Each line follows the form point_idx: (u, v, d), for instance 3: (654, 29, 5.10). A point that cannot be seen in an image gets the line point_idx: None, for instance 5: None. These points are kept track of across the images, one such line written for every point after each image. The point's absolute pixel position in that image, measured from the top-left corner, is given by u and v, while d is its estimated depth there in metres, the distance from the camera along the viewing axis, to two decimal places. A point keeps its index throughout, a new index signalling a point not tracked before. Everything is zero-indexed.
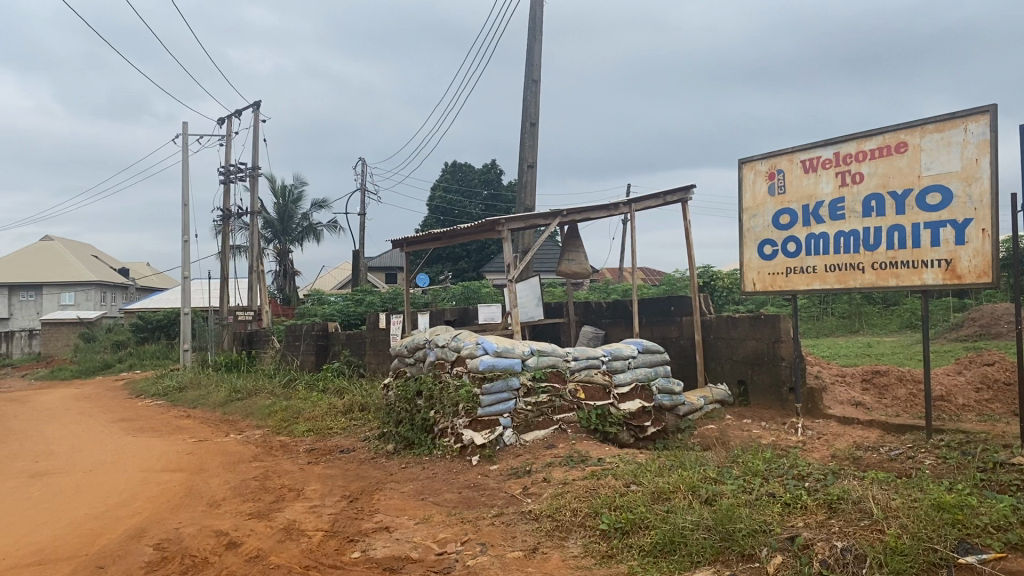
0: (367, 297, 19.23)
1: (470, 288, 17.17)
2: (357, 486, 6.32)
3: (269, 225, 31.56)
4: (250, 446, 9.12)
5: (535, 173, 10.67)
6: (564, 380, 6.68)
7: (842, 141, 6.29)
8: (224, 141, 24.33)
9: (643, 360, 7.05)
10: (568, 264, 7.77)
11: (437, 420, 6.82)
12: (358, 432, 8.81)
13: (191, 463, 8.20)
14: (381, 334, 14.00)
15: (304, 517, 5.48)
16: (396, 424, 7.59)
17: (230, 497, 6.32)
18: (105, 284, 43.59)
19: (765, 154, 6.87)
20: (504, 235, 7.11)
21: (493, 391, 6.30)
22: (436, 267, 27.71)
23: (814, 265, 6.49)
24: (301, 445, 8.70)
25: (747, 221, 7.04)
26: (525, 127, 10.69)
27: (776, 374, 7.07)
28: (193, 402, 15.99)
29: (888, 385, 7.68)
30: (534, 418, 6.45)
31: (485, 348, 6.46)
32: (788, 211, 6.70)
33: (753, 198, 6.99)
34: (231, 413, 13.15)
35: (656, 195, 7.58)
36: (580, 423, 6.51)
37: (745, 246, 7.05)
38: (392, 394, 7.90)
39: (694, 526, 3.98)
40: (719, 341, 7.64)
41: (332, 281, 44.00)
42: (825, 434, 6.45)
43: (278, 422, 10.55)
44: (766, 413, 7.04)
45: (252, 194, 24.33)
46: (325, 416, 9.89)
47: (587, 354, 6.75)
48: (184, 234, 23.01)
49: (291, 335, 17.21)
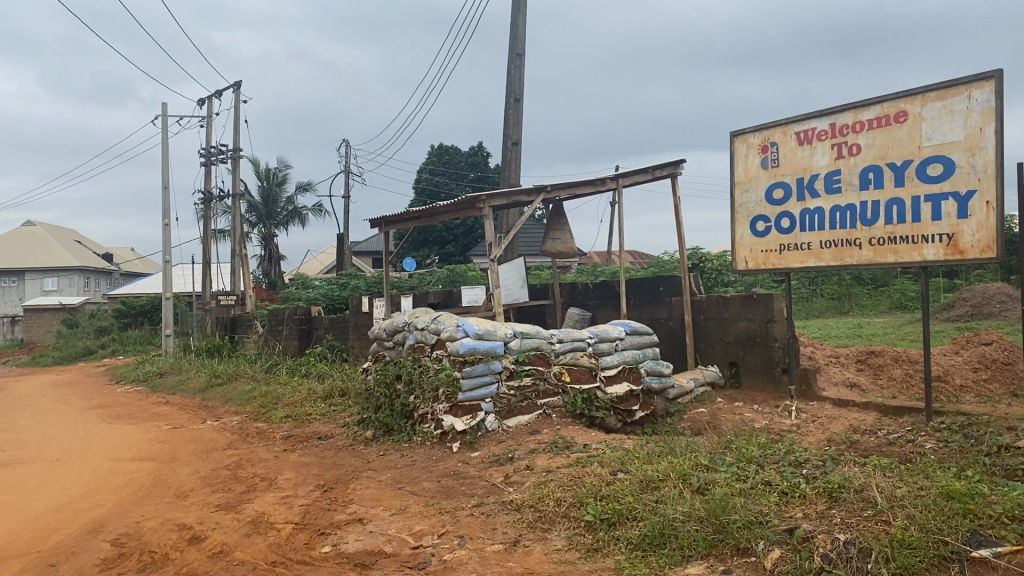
0: (351, 281, 18.90)
1: (455, 271, 16.84)
2: (332, 475, 6.04)
3: (253, 208, 31.12)
4: (226, 433, 8.82)
5: (520, 151, 10.36)
6: (548, 363, 6.36)
7: (838, 112, 6.00)
8: (205, 123, 23.85)
9: (630, 342, 6.78)
10: (554, 243, 7.45)
11: (417, 406, 6.54)
12: (337, 418, 8.53)
13: (163, 451, 7.90)
14: (364, 317, 13.68)
15: (274, 508, 5.20)
16: (375, 410, 7.31)
17: (198, 487, 6.03)
18: (90, 270, 43.07)
19: (757, 126, 6.59)
20: (486, 212, 6.78)
21: (474, 374, 6.00)
22: (422, 250, 27.36)
23: (809, 241, 6.22)
24: (278, 432, 8.40)
25: (739, 196, 6.77)
26: (509, 103, 10.36)
27: (769, 355, 6.80)
28: (173, 387, 15.66)
29: (883, 366, 7.45)
30: (517, 403, 6.18)
31: (465, 330, 6.13)
32: (781, 185, 6.42)
33: (745, 172, 6.71)
34: (211, 399, 12.85)
35: (644, 169, 7.27)
36: (566, 407, 6.22)
37: (737, 222, 6.78)
38: (371, 379, 7.61)
39: (685, 518, 3.71)
40: (710, 321, 7.33)
41: (318, 265, 43.60)
42: (819, 417, 6.21)
43: (256, 408, 10.26)
44: (759, 395, 6.79)
45: (233, 177, 23.91)
46: (304, 401, 9.60)
47: (573, 337, 6.47)
48: (164, 217, 22.58)
49: (274, 320, 16.92)
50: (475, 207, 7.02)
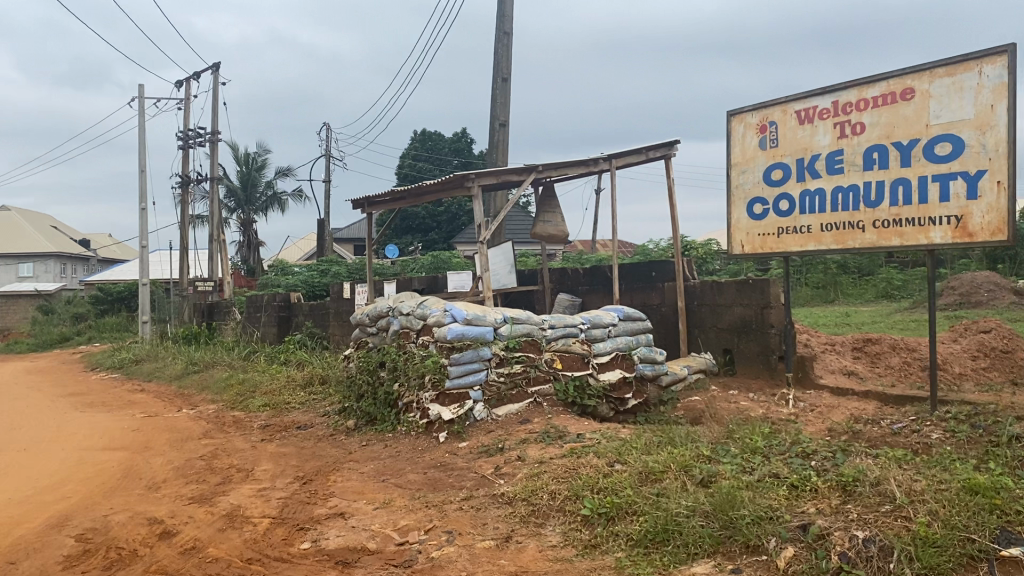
0: (332, 268, 18.56)
1: (439, 258, 16.54)
2: (312, 467, 5.77)
3: (232, 194, 30.64)
4: (202, 422, 8.52)
5: (508, 132, 10.09)
6: (540, 350, 6.15)
7: (841, 89, 5.78)
8: (182, 105, 23.37)
9: (623, 328, 6.57)
10: (545, 226, 7.20)
11: (402, 394, 6.29)
12: (317, 406, 8.25)
13: (136, 441, 7.59)
14: (345, 304, 13.38)
15: (250, 501, 4.92)
16: (357, 398, 7.05)
17: (171, 479, 5.74)
18: (66, 256, 42.37)
19: (755, 105, 6.36)
20: (475, 192, 6.52)
21: (463, 361, 5.73)
22: (405, 237, 27.02)
23: (809, 224, 5.99)
24: (256, 421, 8.11)
25: (735, 178, 6.53)
26: (497, 83, 10.09)
27: (765, 342, 6.57)
28: (149, 374, 15.31)
29: (880, 354, 7.26)
30: (507, 391, 5.94)
31: (453, 315, 5.88)
32: (780, 165, 6.19)
33: (742, 153, 6.48)
34: (187, 387, 12.52)
35: (638, 150, 7.02)
36: (557, 395, 6.00)
37: (733, 204, 6.55)
38: (353, 366, 7.35)
39: (689, 512, 3.48)
40: (703, 307, 7.09)
41: (299, 251, 43.14)
42: (818, 406, 6.01)
43: (234, 396, 9.95)
44: (754, 383, 6.56)
45: (212, 161, 23.45)
46: (283, 389, 9.32)
47: (564, 322, 6.25)
48: (141, 202, 22.12)
49: (253, 306, 16.60)
50: (462, 186, 6.75)
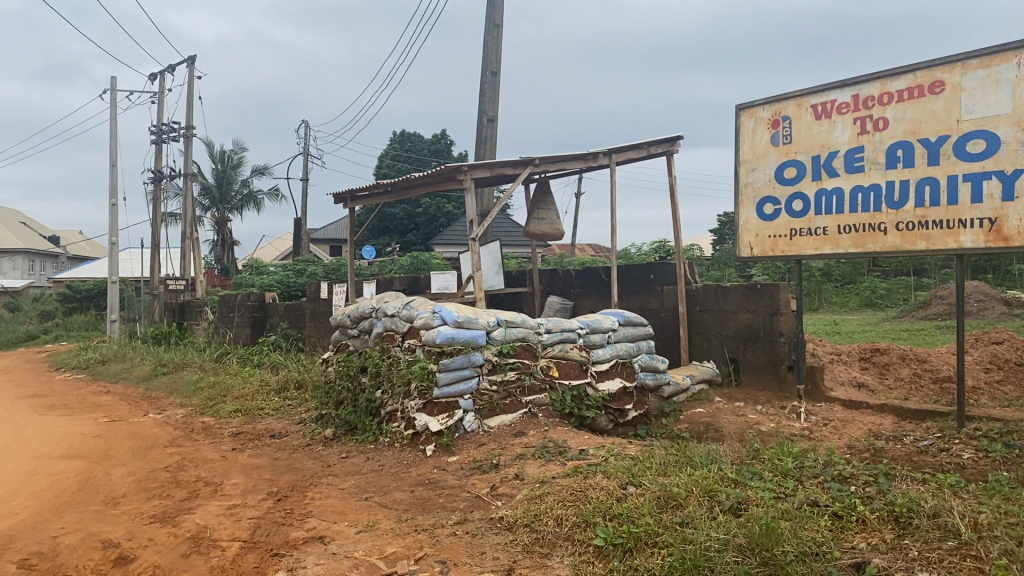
0: (309, 268, 18.01)
1: (419, 259, 16.04)
2: (287, 481, 5.29)
3: (206, 191, 29.94)
4: (168, 428, 7.99)
5: (496, 128, 9.66)
6: (535, 356, 5.65)
7: (862, 82, 5.40)
8: (156, 99, 22.72)
9: (624, 333, 6.12)
10: (538, 224, 6.78)
11: (385, 402, 5.83)
12: (292, 413, 7.75)
13: (96, 448, 7.05)
14: (322, 305, 12.87)
15: (218, 521, 4.44)
16: (337, 406, 6.59)
17: (132, 493, 5.23)
18: (33, 252, 41.40)
19: (767, 98, 5.97)
20: (467, 185, 6.11)
21: (453, 368, 5.25)
22: (382, 238, 26.48)
23: (825, 226, 5.61)
24: (226, 429, 7.59)
25: (743, 176, 6.14)
26: (486, 76, 9.66)
27: (773, 352, 6.17)
28: (115, 375, 14.67)
29: (889, 365, 6.90)
30: (500, 400, 5.48)
31: (443, 317, 5.41)
32: (794, 163, 5.81)
33: (752, 149, 6.09)
34: (155, 389, 11.95)
35: (639, 145, 6.60)
36: (553, 406, 5.57)
37: (741, 204, 6.16)
38: (332, 371, 6.88)
39: (721, 547, 3.02)
40: (706, 313, 6.70)
41: (273, 251, 42.43)
42: (831, 421, 5.63)
43: (203, 400, 9.42)
44: (761, 396, 6.17)
45: (185, 156, 22.82)
46: (256, 394, 8.79)
47: (562, 327, 5.79)
48: (112, 197, 21.45)
49: (226, 306, 16.06)
50: (453, 178, 6.29)
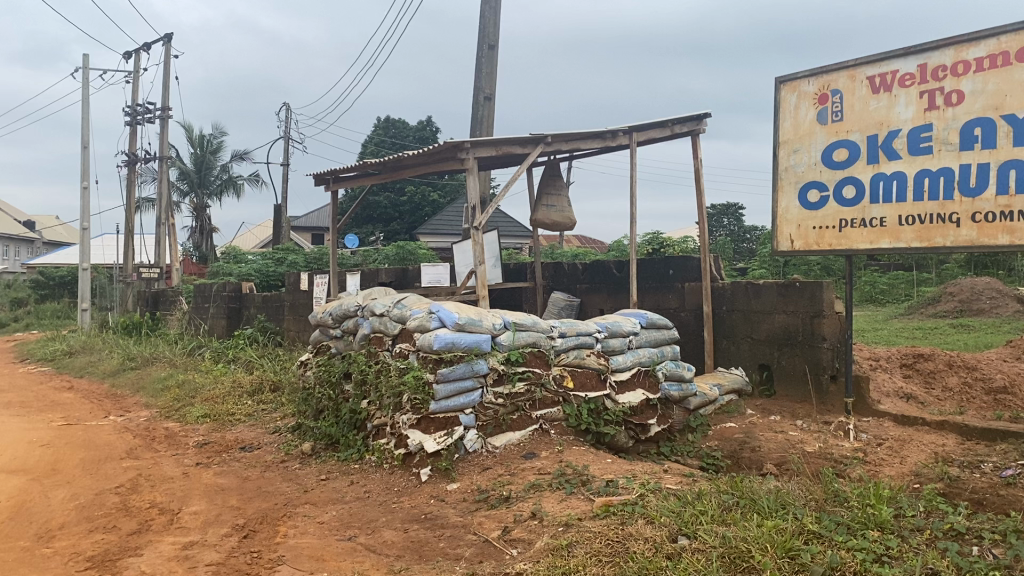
0: (289, 256, 17.07)
1: (405, 248, 15.09)
2: (256, 510, 4.48)
3: (184, 176, 28.90)
4: (126, 435, 7.14)
5: (493, 107, 8.86)
6: (547, 364, 4.86)
7: (931, 49, 4.64)
8: (131, 78, 21.74)
9: (647, 338, 5.38)
10: (547, 211, 5.99)
11: (372, 414, 5.06)
12: (266, 420, 6.94)
13: (42, 460, 6.20)
14: (302, 297, 12.04)
15: (168, 569, 3.63)
16: (316, 415, 5.82)
17: (71, 524, 4.40)
18: (5, 236, 40.19)
19: (814, 70, 5.21)
20: (469, 165, 5.32)
21: (453, 378, 4.49)
22: (366, 226, 25.60)
23: (883, 216, 4.86)
24: (191, 437, 6.77)
25: (784, 158, 5.40)
26: (482, 50, 8.85)
27: (814, 359, 5.42)
28: (81, 370, 13.75)
29: (935, 373, 6.18)
30: (506, 416, 4.68)
31: (441, 319, 4.64)
32: (845, 143, 5.06)
33: (794, 128, 5.34)
34: (120, 386, 11.07)
35: (662, 123, 5.81)
36: (567, 421, 4.80)
37: (780, 191, 5.41)
38: (310, 376, 6.11)
39: None
40: (734, 314, 5.94)
41: (253, 239, 41.40)
42: (886, 441, 4.90)
43: (169, 402, 8.57)
44: (800, 409, 5.43)
45: (161, 138, 21.84)
46: (227, 396, 7.96)
47: (577, 330, 5.02)
48: (84, 181, 20.46)
49: (201, 296, 15.20)
50: (454, 157, 5.49)
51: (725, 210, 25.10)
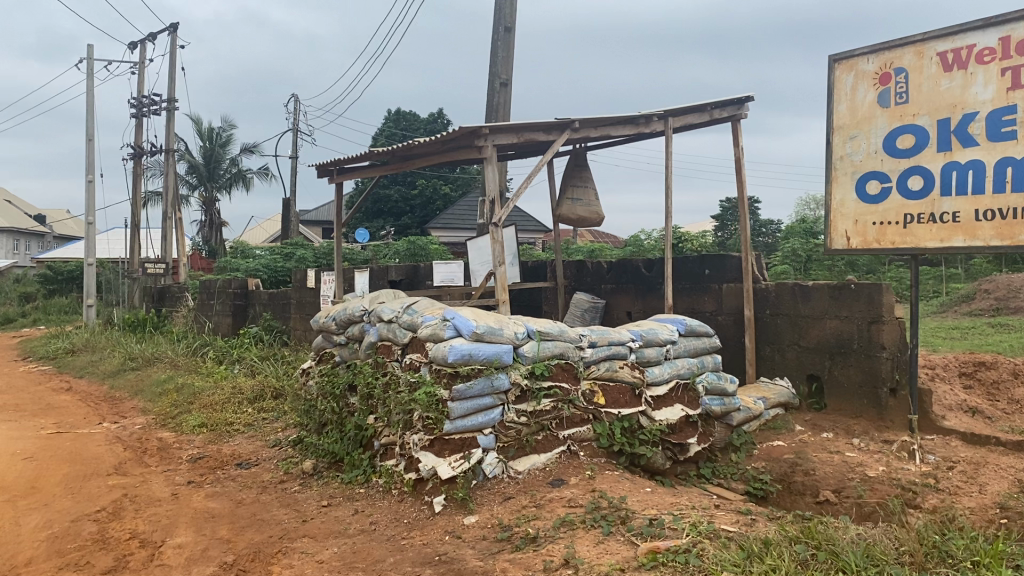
0: (297, 251, 16.54)
1: (415, 243, 14.50)
2: (248, 544, 3.96)
3: (192, 169, 28.45)
4: (117, 446, 6.62)
5: (510, 94, 8.31)
6: (576, 378, 4.32)
7: (1016, 19, 4.05)
8: (136, 69, 21.28)
9: (685, 346, 4.82)
10: (572, 206, 5.45)
11: (379, 432, 4.53)
12: (266, 432, 6.42)
13: (21, 477, 5.69)
14: (309, 294, 11.52)
15: None
16: (319, 429, 5.31)
17: (38, 560, 3.88)
18: (15, 231, 39.93)
19: (874, 46, 4.65)
20: (488, 155, 4.77)
21: (470, 395, 3.96)
22: (376, 221, 25.05)
23: (956, 210, 4.29)
24: (185, 450, 6.26)
25: (839, 146, 4.84)
26: (499, 33, 8.29)
27: (872, 370, 4.87)
28: (81, 369, 13.27)
29: (1000, 383, 5.59)
30: (530, 437, 4.15)
31: (457, 328, 4.09)
32: (911, 128, 4.49)
33: (851, 112, 4.78)
34: (119, 389, 10.57)
35: (700, 107, 5.28)
36: (598, 442, 4.29)
37: (834, 182, 4.86)
38: (313, 386, 5.59)
39: None
40: (779, 318, 5.39)
41: (263, 233, 40.95)
42: (959, 465, 4.34)
43: (166, 408, 8.06)
44: (856, 426, 4.88)
45: (167, 130, 21.36)
46: (226, 402, 7.44)
47: (609, 339, 4.48)
48: (88, 174, 19.97)
49: (206, 293, 14.70)
50: (472, 145, 4.96)
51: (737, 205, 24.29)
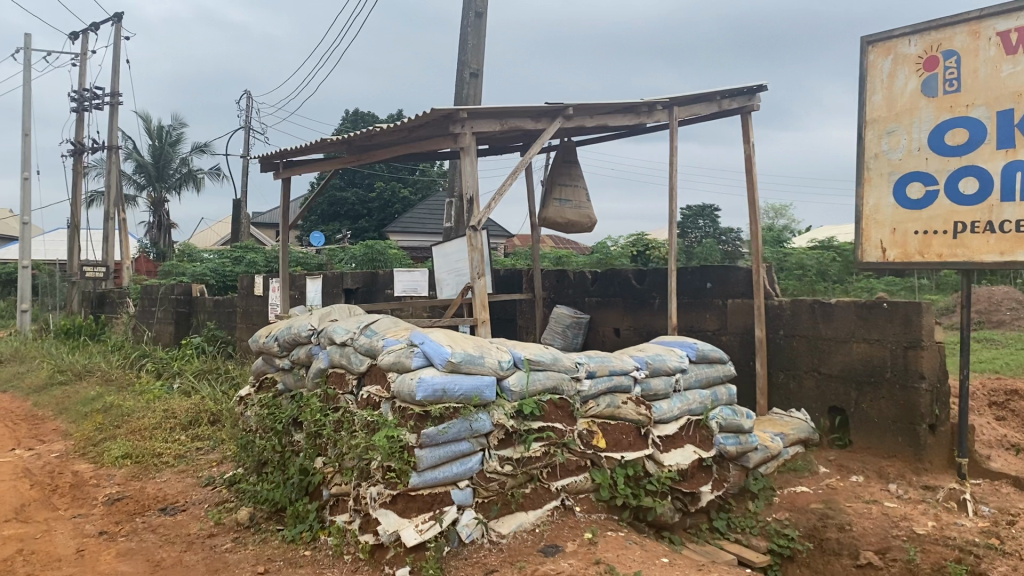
0: (247, 255, 15.54)
1: (374, 248, 13.59)
2: None
3: (140, 169, 27.16)
4: (23, 482, 5.68)
5: (480, 86, 7.55)
6: (572, 418, 3.56)
7: None
8: (77, 61, 20.07)
9: (697, 376, 4.10)
10: (560, 207, 4.78)
11: (330, 479, 3.73)
12: (200, 466, 5.56)
13: None
14: (257, 303, 10.61)
15: None
16: (259, 469, 4.49)
17: None
18: None
19: (918, 26, 3.96)
20: (466, 147, 4.05)
21: (443, 441, 3.18)
22: (332, 224, 24.01)
23: (1020, 218, 3.62)
24: (104, 486, 5.37)
25: (873, 143, 4.16)
26: (468, 17, 7.53)
27: (909, 403, 4.19)
28: (6, 382, 12.14)
29: None
30: (516, 490, 3.37)
31: (428, 356, 3.31)
32: (963, 121, 3.82)
33: (889, 103, 4.10)
34: (43, 406, 9.53)
35: (708, 96, 4.59)
36: (597, 494, 3.54)
37: (866, 184, 4.17)
38: (251, 416, 4.77)
39: None
40: (796, 340, 4.69)
41: (214, 236, 39.58)
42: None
43: (89, 431, 7.12)
44: (891, 468, 4.19)
45: (110, 126, 20.15)
46: (156, 427, 6.55)
47: (611, 369, 3.73)
48: (24, 170, 18.72)
49: (147, 299, 13.66)
50: (445, 134, 4.26)
51: (699, 212, 22.39)
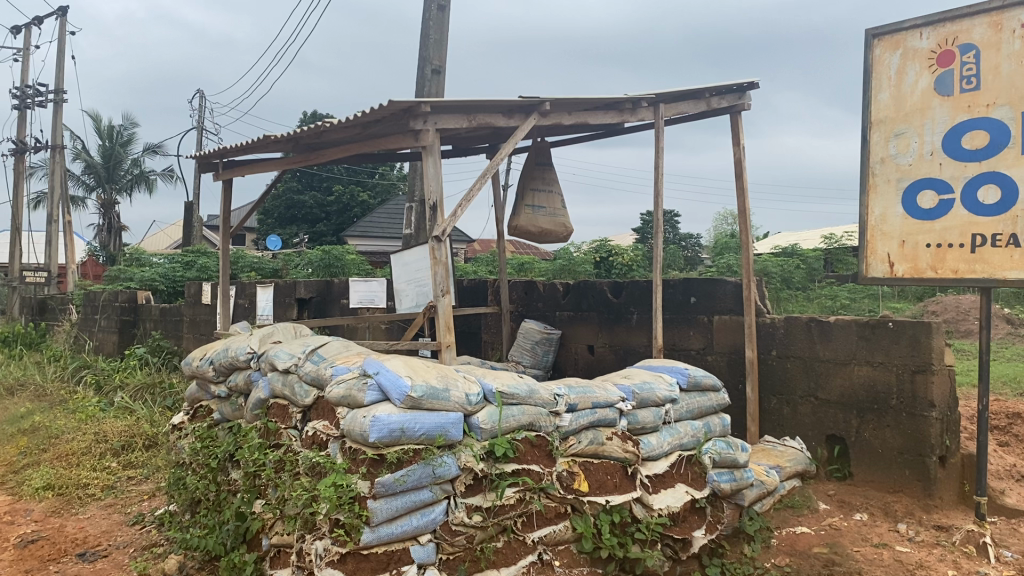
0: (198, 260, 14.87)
1: (331, 253, 13.01)
2: None
3: (90, 169, 26.17)
4: None
5: (443, 83, 7.07)
6: (551, 459, 3.11)
7: None
8: (20, 55, 19.17)
9: (688, 407, 3.69)
10: (533, 214, 4.33)
11: (268, 528, 3.21)
12: (132, 500, 4.99)
13: None
14: (204, 312, 10.00)
15: None
16: (191, 509, 3.95)
17: None
18: None
19: (932, 17, 3.58)
20: (428, 146, 3.61)
21: (401, 491, 2.70)
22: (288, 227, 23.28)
23: None
24: (18, 524, 4.77)
25: (879, 147, 3.78)
26: (430, 10, 7.05)
27: (916, 433, 3.81)
28: None
29: None
30: (486, 544, 2.86)
31: (383, 389, 2.84)
32: (983, 123, 3.44)
33: (897, 103, 3.72)
34: None
35: (696, 92, 4.20)
36: (578, 546, 3.05)
37: (871, 191, 3.79)
38: (184, 448, 4.23)
39: None
40: (790, 362, 4.29)
41: (166, 239, 38.46)
42: None
43: (11, 456, 6.47)
44: (899, 504, 3.80)
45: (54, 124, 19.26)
46: (85, 452, 5.94)
47: (593, 401, 3.30)
48: None
49: (90, 306, 12.92)
50: (405, 132, 3.79)
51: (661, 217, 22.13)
